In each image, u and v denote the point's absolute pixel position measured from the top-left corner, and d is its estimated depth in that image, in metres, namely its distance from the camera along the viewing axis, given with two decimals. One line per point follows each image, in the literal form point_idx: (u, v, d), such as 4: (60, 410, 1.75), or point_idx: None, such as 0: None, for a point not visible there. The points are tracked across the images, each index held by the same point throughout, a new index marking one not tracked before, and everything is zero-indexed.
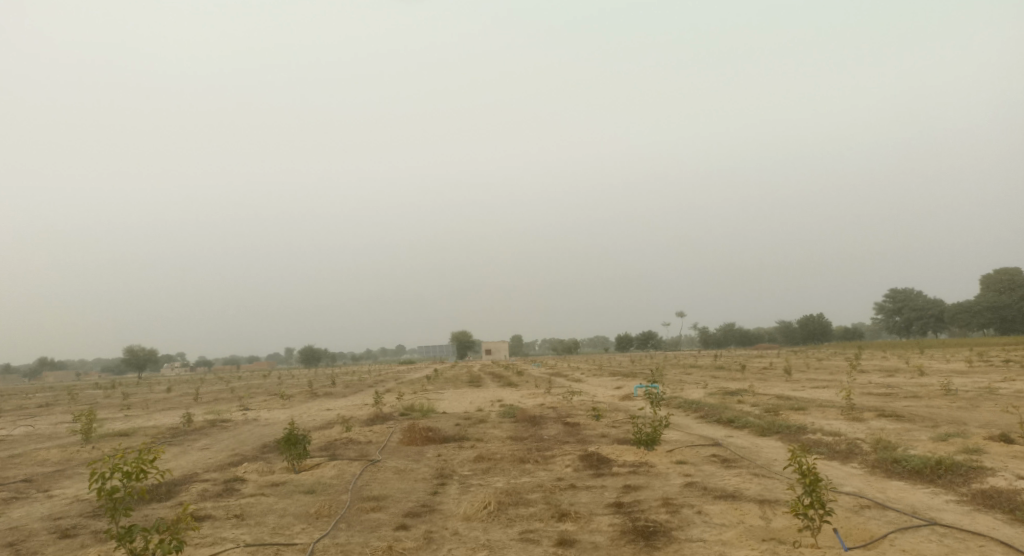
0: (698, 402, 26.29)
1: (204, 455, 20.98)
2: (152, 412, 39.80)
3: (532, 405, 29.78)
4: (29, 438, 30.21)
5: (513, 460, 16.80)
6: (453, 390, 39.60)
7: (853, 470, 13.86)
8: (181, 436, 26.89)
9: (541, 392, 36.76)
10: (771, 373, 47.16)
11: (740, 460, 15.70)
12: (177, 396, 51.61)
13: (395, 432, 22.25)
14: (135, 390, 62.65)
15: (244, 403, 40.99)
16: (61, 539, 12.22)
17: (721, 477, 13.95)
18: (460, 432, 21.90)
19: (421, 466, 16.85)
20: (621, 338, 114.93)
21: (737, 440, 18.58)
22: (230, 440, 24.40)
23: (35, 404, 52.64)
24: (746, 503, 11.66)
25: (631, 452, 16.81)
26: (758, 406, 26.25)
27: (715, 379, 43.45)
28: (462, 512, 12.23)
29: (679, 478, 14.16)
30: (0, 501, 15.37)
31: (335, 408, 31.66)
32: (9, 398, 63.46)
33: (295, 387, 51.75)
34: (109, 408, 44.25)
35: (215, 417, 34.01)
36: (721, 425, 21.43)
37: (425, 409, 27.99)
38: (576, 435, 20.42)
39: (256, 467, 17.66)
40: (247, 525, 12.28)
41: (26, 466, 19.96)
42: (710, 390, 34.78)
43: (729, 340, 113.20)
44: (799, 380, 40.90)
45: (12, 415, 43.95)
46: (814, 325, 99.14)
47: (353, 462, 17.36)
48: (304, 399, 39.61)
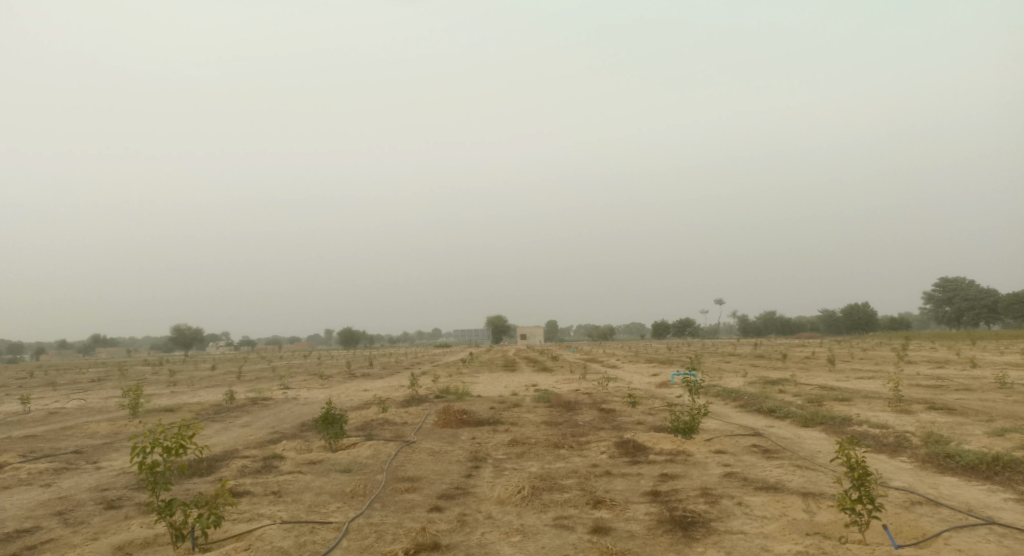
0: (738, 391, 25.77)
1: (245, 431, 21.39)
2: (196, 389, 40.90)
3: (568, 391, 29.60)
4: (81, 411, 31.32)
5: (548, 445, 16.67)
6: (488, 374, 39.66)
7: (902, 465, 13.37)
8: (223, 412, 27.52)
9: (576, 378, 36.55)
10: (814, 362, 46.06)
11: (782, 451, 15.27)
12: (221, 374, 52.95)
13: (430, 414, 22.32)
14: (181, 367, 64.55)
15: (284, 381, 41.78)
16: (107, 510, 12.53)
17: (761, 467, 13.59)
18: (494, 415, 21.87)
19: (455, 449, 16.85)
20: (659, 325, 113.81)
21: (779, 431, 18.13)
22: (270, 418, 24.86)
23: (88, 378, 54.68)
24: (788, 495, 11.31)
25: (668, 440, 16.52)
26: (800, 396, 25.62)
27: (755, 368, 42.62)
28: (496, 496, 12.15)
29: (718, 467, 13.84)
30: (51, 471, 15.88)
31: (372, 389, 31.98)
32: (64, 372, 66.13)
33: (333, 367, 52.63)
34: (155, 384, 45.63)
35: (256, 395, 34.73)
36: (762, 415, 20.96)
37: (460, 392, 28.05)
38: (612, 421, 20.19)
39: (294, 445, 17.90)
40: (284, 502, 12.40)
41: (77, 437, 20.64)
42: (749, 379, 34.12)
43: (770, 328, 111.18)
44: (843, 370, 39.88)
45: (65, 389, 45.69)
46: (859, 315, 96.65)
47: (389, 443, 17.45)
48: (342, 379, 40.15)
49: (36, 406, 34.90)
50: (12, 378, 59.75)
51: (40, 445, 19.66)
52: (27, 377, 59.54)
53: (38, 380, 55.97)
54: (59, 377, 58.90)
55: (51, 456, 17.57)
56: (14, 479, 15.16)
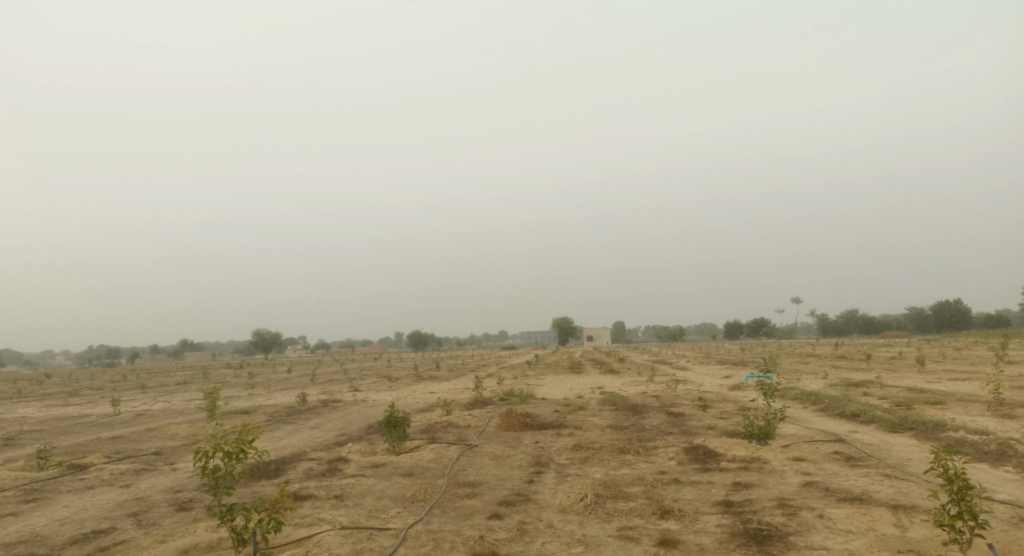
0: (818, 394, 24.42)
1: (314, 433, 21.69)
2: (272, 391, 42.13)
3: (635, 393, 28.81)
4: (165, 412, 32.70)
5: (613, 450, 16.10)
6: (554, 375, 39.17)
7: (1006, 475, 12.15)
8: (295, 415, 28.07)
9: (644, 380, 35.61)
10: (902, 363, 43.43)
11: (868, 459, 14.20)
12: (296, 376, 54.53)
13: (494, 417, 22.07)
14: (260, 370, 66.83)
15: (354, 384, 42.48)
16: (178, 512, 12.80)
17: (845, 477, 12.63)
18: (559, 418, 21.41)
19: (518, 453, 16.50)
20: (731, 325, 110.55)
21: (864, 436, 16.95)
22: (339, 420, 25.19)
23: (174, 382, 57.37)
24: (876, 509, 10.39)
25: (741, 446, 15.67)
26: (887, 399, 24.04)
27: (836, 369, 40.56)
28: (558, 503, 11.71)
29: (796, 476, 12.97)
30: (130, 472, 16.43)
31: (438, 392, 32.06)
32: (153, 375, 69.70)
33: (402, 369, 53.32)
34: (234, 387, 47.21)
35: (327, 397, 35.43)
36: (844, 419, 19.72)
37: (525, 394, 27.73)
38: (681, 426, 19.40)
39: (359, 447, 17.95)
40: (345, 506, 12.35)
41: (157, 439, 21.42)
42: (830, 381, 32.41)
43: (851, 327, 106.24)
44: (934, 370, 37.42)
45: (152, 391, 48.02)
46: (950, 312, 91.03)
47: (451, 446, 17.27)
48: (409, 381, 40.53)
49: (126, 408, 36.68)
50: (108, 381, 63.27)
51: (123, 446, 20.47)
52: (122, 379, 63.03)
53: (129, 383, 59.09)
54: (149, 379, 62.12)
55: (132, 457, 18.23)
56: (96, 479, 15.76)
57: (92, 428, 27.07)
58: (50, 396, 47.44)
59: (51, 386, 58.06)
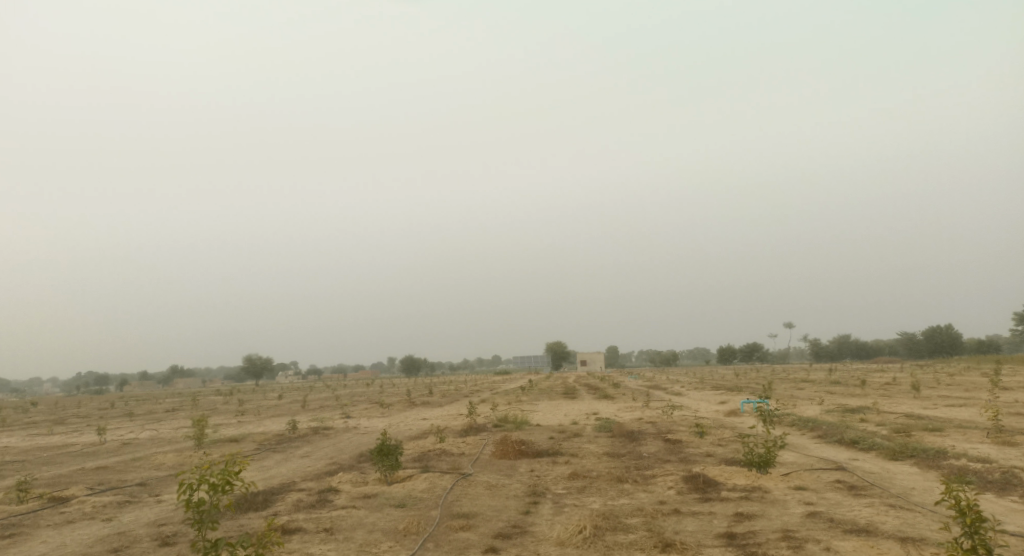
0: (815, 420, 24.15)
1: (304, 463, 21.18)
2: (262, 418, 41.51)
3: (630, 419, 28.43)
4: (151, 441, 32.00)
5: (610, 479, 15.73)
6: (548, 401, 38.73)
7: (1013, 505, 11.90)
8: (285, 443, 27.52)
9: (640, 405, 35.25)
10: (896, 389, 43.23)
11: (871, 487, 13.91)
12: (286, 403, 53.82)
13: (489, 444, 21.65)
14: (251, 397, 65.92)
15: (345, 410, 41.88)
16: (161, 547, 12.33)
17: (849, 507, 12.31)
18: (554, 446, 21.03)
19: (514, 482, 16.09)
20: (725, 349, 110.44)
21: (865, 464, 16.65)
22: (330, 448, 24.67)
23: (162, 409, 56.49)
24: (883, 541, 10.08)
25: (741, 474, 15.35)
26: (885, 426, 23.78)
27: (832, 395, 40.32)
28: (556, 536, 11.35)
29: (799, 506, 12.64)
30: (113, 504, 15.90)
31: (432, 418, 31.59)
32: (142, 402, 68.73)
33: (394, 395, 52.74)
34: (223, 414, 46.50)
35: (317, 425, 34.83)
36: (844, 446, 19.44)
37: (519, 421, 27.33)
38: (679, 453, 19.05)
39: (350, 477, 17.50)
40: (335, 540, 11.92)
41: (143, 469, 20.85)
42: (827, 407, 32.14)
43: (844, 352, 106.28)
44: (929, 396, 37.23)
45: (140, 419, 47.21)
46: (942, 337, 91.31)
47: (445, 475, 16.85)
48: (402, 408, 39.97)
49: (112, 436, 35.90)
50: (95, 408, 62.30)
51: (107, 477, 19.90)
52: (109, 406, 61.94)
53: (117, 410, 58.12)
54: (137, 407, 61.20)
55: (116, 489, 17.69)
56: (77, 513, 15.23)
57: (76, 457, 26.41)
58: (34, 424, 46.49)
59: (36, 413, 56.92)
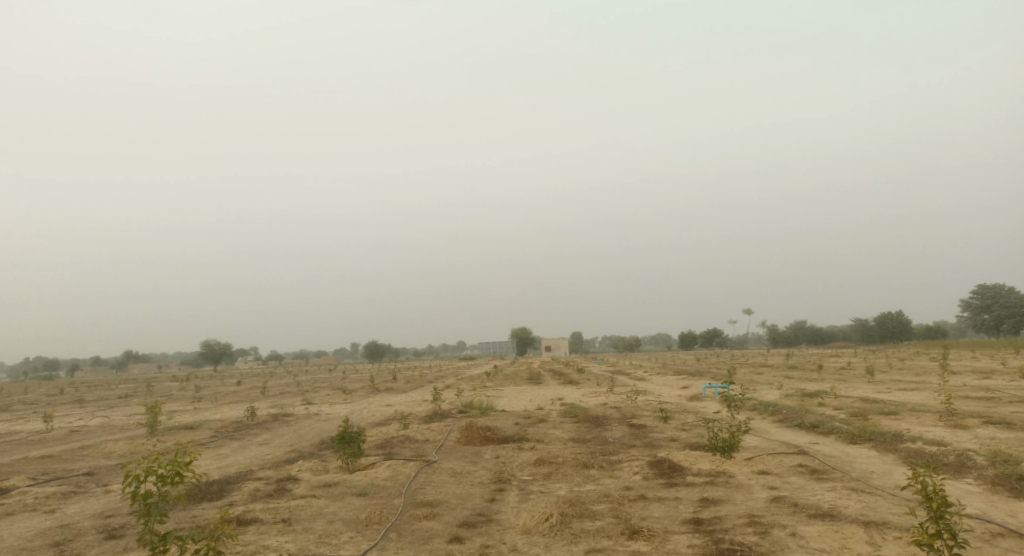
0: (776, 404, 24.49)
1: (262, 450, 20.63)
2: (219, 405, 40.56)
3: (595, 404, 28.50)
4: (103, 429, 30.92)
5: (576, 465, 15.61)
6: (513, 387, 38.64)
7: (970, 487, 12.13)
8: (243, 430, 26.84)
9: (603, 390, 35.41)
10: (852, 373, 44.26)
11: (832, 471, 14.06)
12: (245, 389, 52.68)
13: (453, 430, 21.40)
14: (209, 383, 64.36)
15: (307, 396, 41.17)
16: (107, 540, 11.77)
17: (812, 491, 12.39)
18: (519, 431, 20.87)
19: (479, 469, 15.87)
20: (686, 335, 112.06)
21: (825, 448, 16.89)
22: (291, 435, 24.14)
23: (115, 395, 54.83)
24: (847, 525, 10.14)
25: (706, 459, 15.38)
26: (843, 410, 24.21)
27: (790, 379, 41.06)
28: (522, 524, 11.16)
29: (763, 491, 12.69)
30: (58, 495, 15.21)
31: (395, 404, 31.17)
32: (95, 389, 66.59)
33: (358, 381, 52.08)
34: (180, 400, 45.33)
35: (278, 411, 34.11)
36: (804, 430, 19.70)
37: (484, 406, 27.14)
38: (643, 438, 19.05)
39: (310, 465, 17.05)
40: (293, 531, 11.53)
41: (91, 458, 20.05)
42: (786, 391, 32.71)
43: (800, 338, 108.79)
44: (883, 381, 38.16)
45: (91, 405, 45.67)
46: (893, 324, 94.14)
47: (409, 462, 16.53)
48: (365, 394, 39.42)
49: (61, 424, 34.66)
50: (43, 395, 60.19)
51: (53, 466, 19.07)
52: (60, 393, 59.95)
53: (67, 397, 56.23)
54: (89, 393, 59.33)
55: (61, 479, 16.93)
56: (18, 504, 14.50)
57: (20, 446, 25.32)
58: None
59: None
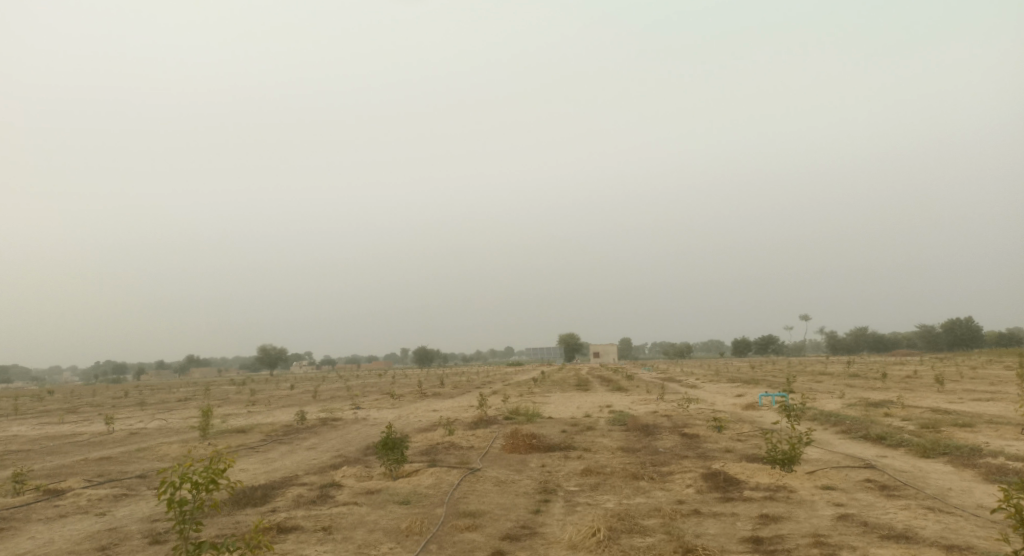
0: (839, 414, 23.22)
1: (309, 455, 20.59)
2: (271, 409, 41.15)
3: (644, 413, 27.63)
4: (160, 432, 31.60)
5: (625, 476, 14.95)
6: (560, 393, 38.03)
7: None
8: (292, 434, 27.00)
9: (654, 398, 34.48)
10: (919, 382, 42.03)
11: (904, 487, 13.04)
12: (298, 393, 53.49)
13: (499, 437, 20.97)
14: (264, 387, 65.64)
15: (356, 401, 41.40)
16: (151, 545, 11.74)
17: (883, 509, 11.45)
18: (566, 439, 20.30)
19: (524, 478, 15.37)
20: (740, 341, 109.21)
21: (894, 462, 15.76)
22: (337, 440, 24.13)
23: (175, 398, 56.39)
24: (926, 550, 9.25)
25: (764, 472, 14.51)
26: (912, 421, 22.78)
27: (852, 388, 39.21)
28: (568, 538, 10.61)
29: (828, 508, 11.80)
30: (110, 497, 15.38)
31: (442, 410, 30.95)
32: (156, 392, 68.53)
33: (407, 386, 52.17)
34: (234, 403, 46.16)
35: (326, 415, 34.33)
36: (870, 442, 18.53)
37: (530, 413, 26.62)
38: (696, 449, 18.23)
39: (354, 471, 16.85)
40: (333, 541, 11.25)
41: (145, 460, 20.40)
42: (848, 401, 31.14)
43: (861, 345, 104.75)
44: (955, 390, 36.06)
45: (151, 409, 47.01)
46: (962, 331, 89.73)
47: (452, 470, 16.15)
48: (412, 399, 39.35)
49: (122, 426, 35.68)
50: (108, 397, 62.54)
51: (108, 468, 19.43)
52: (123, 396, 61.91)
53: (129, 400, 58.08)
54: (150, 396, 61.24)
55: (114, 481, 17.17)
56: (71, 506, 14.70)
57: (82, 447, 26.05)
58: (47, 412, 46.36)
59: (54, 401, 57.33)
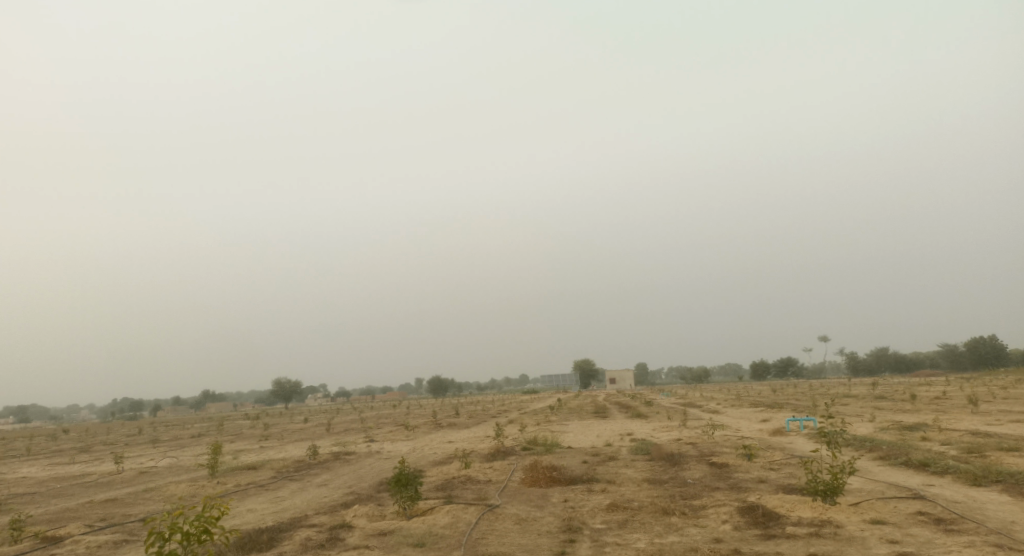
0: (874, 439, 22.02)
1: (320, 492, 19.71)
2: (285, 443, 40.13)
3: (668, 440, 26.50)
4: (169, 470, 30.74)
5: (655, 512, 13.95)
6: (579, 422, 36.87)
7: None
8: (304, 470, 26.05)
9: (675, 425, 33.30)
10: (950, 404, 40.48)
11: (962, 521, 11.95)
12: (312, 426, 52.49)
13: (518, 470, 20.00)
14: (278, 421, 64.70)
15: (370, 434, 40.37)
16: None
17: (943, 547, 10.43)
18: (588, 471, 19.25)
19: (546, 515, 14.42)
20: (758, 365, 107.34)
21: (944, 491, 14.64)
22: (350, 475, 23.18)
23: (188, 435, 55.51)
24: None
25: (806, 506, 13.45)
26: (953, 445, 21.52)
27: (880, 411, 37.84)
28: None
29: (882, 546, 10.77)
30: (110, 544, 14.58)
31: (457, 441, 29.96)
32: (171, 428, 68.35)
33: (422, 417, 51.15)
34: (248, 439, 45.18)
35: (340, 449, 33.44)
36: (912, 469, 17.38)
37: (549, 443, 25.60)
38: (728, 479, 17.13)
39: (367, 510, 15.94)
40: None
41: (151, 502, 19.56)
42: (879, 424, 29.84)
43: (883, 366, 102.59)
44: (990, 412, 34.60)
45: (164, 446, 46.22)
46: (985, 349, 87.62)
47: (470, 507, 15.21)
48: (427, 430, 38.31)
49: (133, 465, 34.88)
50: (123, 435, 61.92)
51: (112, 511, 18.62)
52: (138, 433, 61.21)
53: (143, 437, 57.30)
54: (164, 433, 60.57)
55: (117, 525, 16.37)
56: None
57: (89, 489, 25.27)
58: (61, 452, 45.73)
59: (67, 441, 56.72)
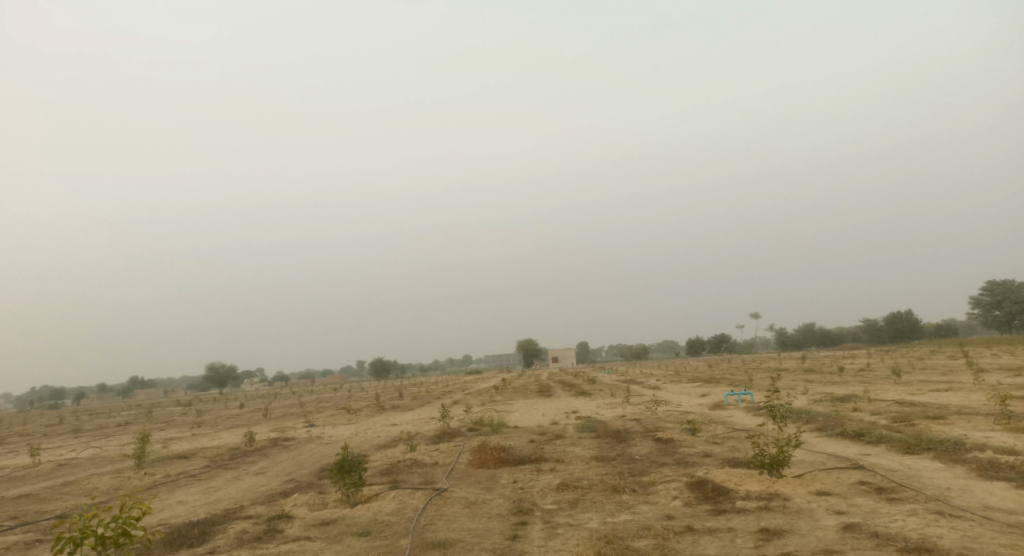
0: (811, 412, 22.56)
1: (256, 481, 18.82)
2: (219, 430, 38.49)
3: (612, 417, 26.61)
4: (91, 462, 28.93)
5: (605, 490, 13.80)
6: (523, 400, 36.73)
7: None
8: (239, 458, 24.95)
9: (619, 402, 33.52)
10: (876, 376, 42.26)
11: (902, 489, 12.24)
12: (248, 412, 50.65)
13: (464, 451, 19.61)
14: (212, 407, 62.21)
15: (308, 418, 39.15)
16: None
17: (889, 516, 10.62)
18: (536, 450, 19.03)
19: (495, 498, 14.10)
20: (694, 342, 110.15)
21: (881, 460, 15.03)
22: (289, 462, 22.30)
23: (114, 424, 52.73)
24: None
25: (753, 480, 13.51)
26: (883, 415, 22.29)
27: (812, 384, 39.14)
28: None
29: (830, 517, 10.87)
30: (22, 546, 13.42)
31: (401, 424, 29.34)
32: (95, 417, 64.71)
33: (363, 400, 50.07)
34: (178, 427, 43.18)
35: (278, 435, 32.22)
36: (849, 440, 17.84)
37: (495, 423, 25.29)
38: (675, 455, 17.17)
39: (307, 499, 15.22)
40: None
41: (70, 497, 18.24)
42: (813, 397, 30.80)
43: (810, 341, 106.91)
44: (912, 382, 36.26)
45: (87, 436, 43.81)
46: (903, 323, 92.31)
47: (416, 492, 14.72)
48: (369, 413, 37.40)
49: (52, 457, 32.74)
50: (42, 425, 58.27)
51: (26, 508, 17.27)
52: (59, 423, 57.78)
53: (64, 427, 54.12)
54: (88, 422, 57.43)
55: (30, 524, 15.15)
56: None
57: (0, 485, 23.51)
58: None
59: None
